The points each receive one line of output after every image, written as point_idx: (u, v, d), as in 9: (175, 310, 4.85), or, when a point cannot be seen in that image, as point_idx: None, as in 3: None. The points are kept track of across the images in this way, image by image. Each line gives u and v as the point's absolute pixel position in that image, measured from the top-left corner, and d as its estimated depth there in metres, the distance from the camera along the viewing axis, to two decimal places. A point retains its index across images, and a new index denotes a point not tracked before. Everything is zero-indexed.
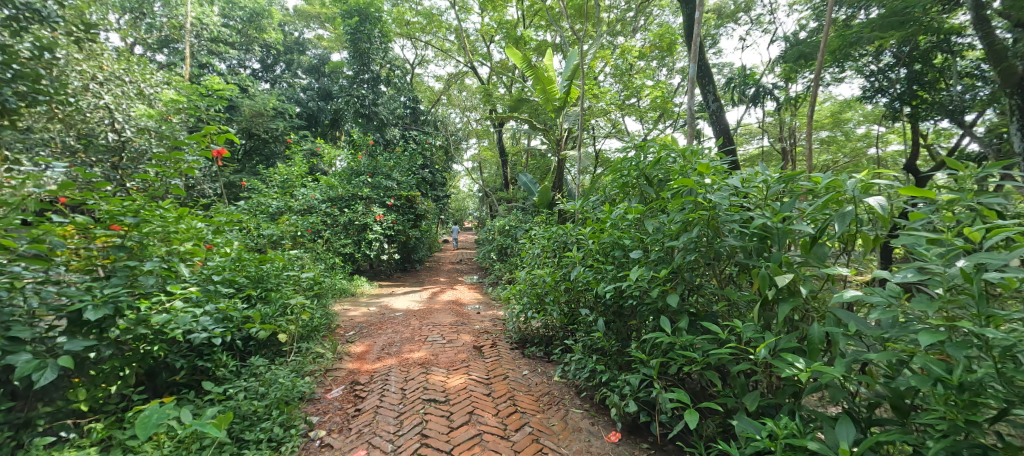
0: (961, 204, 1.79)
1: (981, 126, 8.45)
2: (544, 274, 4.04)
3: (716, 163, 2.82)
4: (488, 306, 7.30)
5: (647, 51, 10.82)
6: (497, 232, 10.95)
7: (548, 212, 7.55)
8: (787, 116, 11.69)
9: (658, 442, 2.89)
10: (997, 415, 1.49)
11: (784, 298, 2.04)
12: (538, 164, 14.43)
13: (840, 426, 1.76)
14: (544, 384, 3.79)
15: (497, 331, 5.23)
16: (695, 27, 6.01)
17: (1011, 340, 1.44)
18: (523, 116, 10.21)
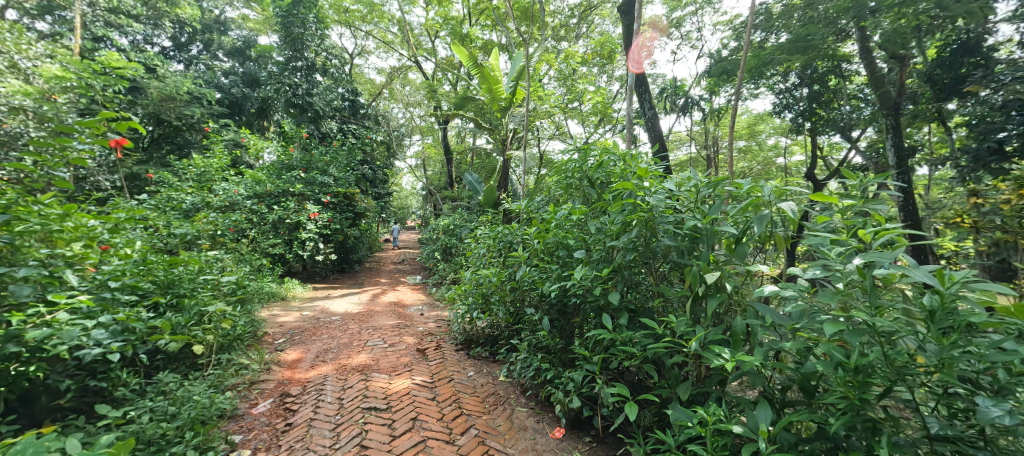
0: (856, 209, 2.07)
1: (863, 140, 11.09)
2: (489, 274, 4.07)
3: (655, 168, 3.02)
4: (432, 306, 7.22)
5: (589, 58, 11.54)
6: (440, 231, 10.90)
7: (494, 211, 7.67)
8: (711, 126, 14.58)
9: (600, 435, 3.01)
10: (884, 392, 1.73)
11: (712, 294, 2.23)
12: (481, 163, 14.62)
13: (760, 410, 1.96)
14: (489, 385, 3.79)
15: (441, 332, 5.16)
16: (635, 38, 6.38)
17: (895, 327, 1.68)
18: (468, 115, 10.30)
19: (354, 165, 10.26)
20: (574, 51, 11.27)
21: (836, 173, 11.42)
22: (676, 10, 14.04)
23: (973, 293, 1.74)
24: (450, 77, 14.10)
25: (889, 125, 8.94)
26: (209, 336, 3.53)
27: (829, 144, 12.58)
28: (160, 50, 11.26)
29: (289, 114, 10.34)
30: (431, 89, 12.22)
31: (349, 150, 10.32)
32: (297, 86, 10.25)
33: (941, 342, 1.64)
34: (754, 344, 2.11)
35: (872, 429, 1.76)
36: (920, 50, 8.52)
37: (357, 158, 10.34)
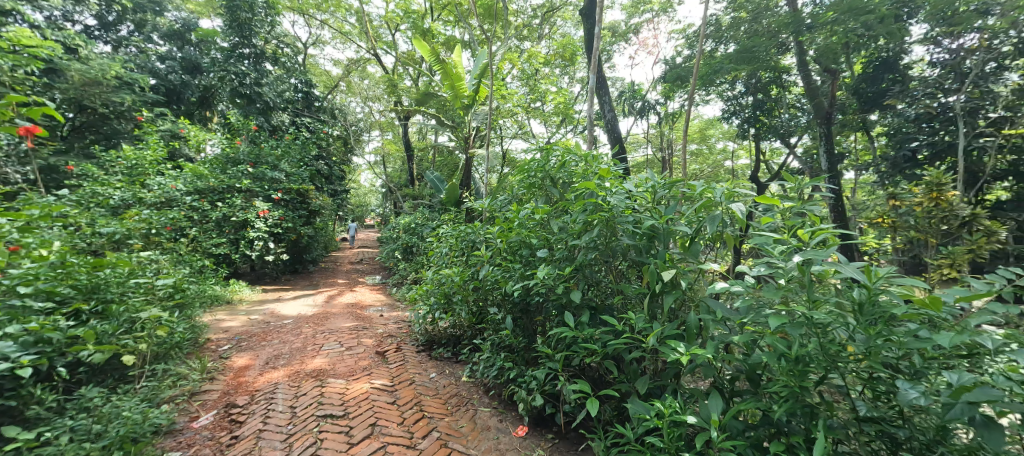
0: (795, 210, 2.23)
1: (800, 146, 12.23)
2: (450, 274, 4.04)
3: (616, 169, 3.13)
4: (393, 307, 7.05)
5: (551, 59, 11.80)
6: (401, 230, 10.67)
7: (458, 209, 7.64)
8: (666, 129, 15.47)
9: (562, 431, 3.05)
10: (821, 380, 1.87)
11: (669, 291, 2.34)
12: (442, 161, 14.46)
13: (711, 400, 2.07)
14: (452, 386, 3.75)
15: (402, 334, 5.06)
16: (598, 40, 6.53)
17: (830, 319, 1.82)
18: (430, 112, 10.23)
19: (308, 159, 9.82)
20: (537, 51, 11.44)
21: (777, 176, 12.33)
22: (634, 17, 14.60)
23: (895, 287, 1.91)
24: (409, 72, 13.85)
25: (823, 132, 9.91)
26: (142, 345, 3.23)
27: (771, 149, 13.63)
28: (82, 29, 10.29)
29: (235, 105, 9.70)
30: (390, 83, 11.92)
31: (302, 144, 9.88)
32: (245, 76, 9.59)
33: (868, 332, 1.78)
34: (707, 338, 2.22)
35: (811, 414, 1.89)
36: (847, 65, 9.58)
37: (312, 152, 9.91)
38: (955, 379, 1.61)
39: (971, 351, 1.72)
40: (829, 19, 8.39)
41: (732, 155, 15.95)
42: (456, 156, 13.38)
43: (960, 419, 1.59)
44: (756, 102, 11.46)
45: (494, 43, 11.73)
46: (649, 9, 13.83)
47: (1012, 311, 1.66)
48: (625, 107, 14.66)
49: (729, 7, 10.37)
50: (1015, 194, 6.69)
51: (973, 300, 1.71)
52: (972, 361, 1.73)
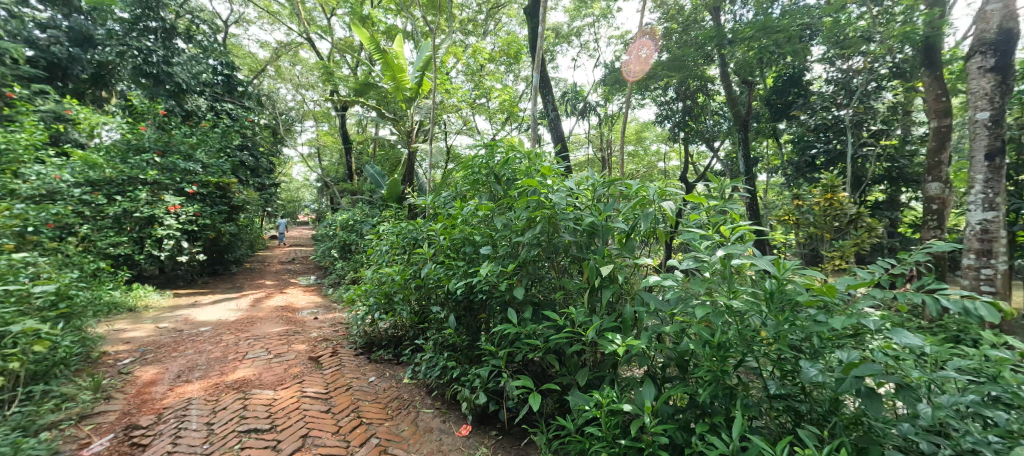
0: (718, 207, 2.43)
1: (724, 150, 13.21)
2: (390, 273, 3.96)
3: (558, 166, 3.22)
4: (328, 309, 6.80)
5: (496, 56, 11.89)
6: (338, 227, 10.26)
7: (399, 206, 7.53)
8: (606, 130, 16.12)
9: (505, 427, 3.10)
10: (739, 363, 2.04)
11: (607, 286, 2.46)
12: (383, 154, 14.04)
13: (644, 388, 2.20)
14: (393, 389, 3.69)
15: (338, 337, 4.92)
16: (541, 39, 6.62)
17: (747, 307, 2.00)
18: (370, 103, 9.98)
19: (228, 150, 9.02)
20: (481, 47, 11.45)
21: (703, 178, 13.25)
22: (576, 19, 14.99)
23: (800, 277, 2.11)
24: (347, 61, 13.31)
25: (741, 139, 10.55)
26: (12, 364, 3.06)
27: (699, 152, 14.63)
28: None
29: (139, 85, 8.83)
30: (325, 70, 11.37)
31: (222, 132, 9.13)
32: (151, 52, 8.79)
33: (778, 318, 1.96)
34: (641, 329, 2.36)
35: (731, 395, 2.06)
36: (762, 77, 10.51)
37: (234, 142, 9.26)
38: (846, 357, 1.80)
39: (857, 331, 1.94)
40: (747, 35, 8.80)
41: (664, 156, 16.94)
42: (398, 151, 13.11)
43: (850, 392, 1.80)
44: (685, 108, 12.16)
45: (438, 36, 11.61)
46: (590, 13, 14.31)
47: (889, 295, 1.91)
48: (567, 107, 15.07)
49: (662, 17, 10.94)
50: (888, 196, 9.32)
51: (859, 287, 1.94)
52: (857, 340, 1.95)
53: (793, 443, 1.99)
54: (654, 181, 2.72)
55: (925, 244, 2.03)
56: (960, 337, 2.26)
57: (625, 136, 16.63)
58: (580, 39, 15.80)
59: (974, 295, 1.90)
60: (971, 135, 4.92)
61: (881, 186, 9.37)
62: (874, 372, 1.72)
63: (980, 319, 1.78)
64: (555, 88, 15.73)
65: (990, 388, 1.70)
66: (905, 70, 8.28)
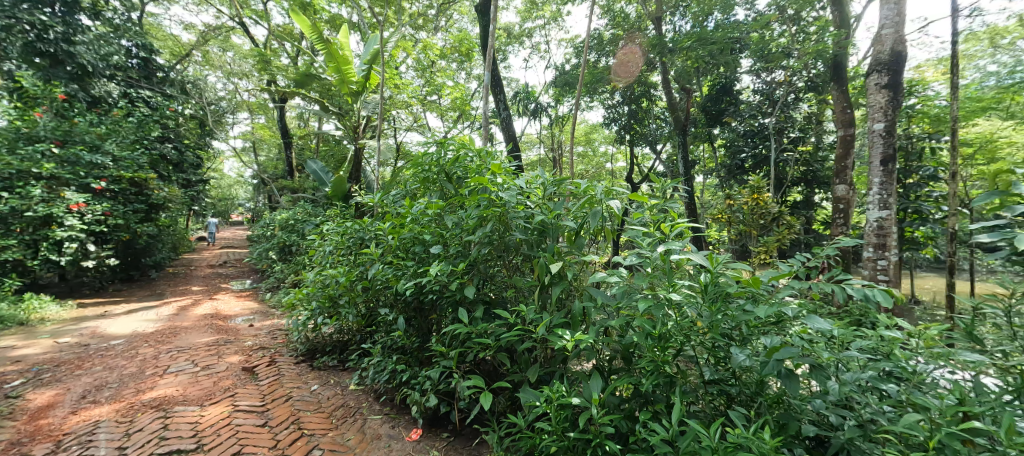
0: (659, 206, 2.57)
1: (665, 153, 13.87)
2: (336, 274, 3.85)
3: (509, 165, 3.27)
4: (264, 315, 6.52)
5: (447, 52, 11.82)
6: (277, 227, 9.77)
7: (345, 204, 7.32)
8: (556, 131, 16.44)
9: (457, 428, 3.11)
10: (678, 353, 2.17)
11: (557, 283, 2.53)
12: (327, 150, 13.51)
13: (592, 381, 2.28)
14: (338, 397, 3.60)
15: (276, 346, 4.77)
16: (491, 37, 6.65)
17: (685, 299, 2.12)
18: (312, 96, 9.60)
19: (147, 142, 8.53)
20: (431, 42, 11.33)
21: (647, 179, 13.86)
22: (527, 21, 15.19)
23: (730, 270, 2.27)
24: (287, 51, 12.70)
25: (681, 143, 11.10)
26: None
27: (643, 154, 15.28)
28: None
29: (31, 65, 7.90)
30: (262, 59, 10.81)
31: (138, 123, 8.62)
32: (48, 28, 7.99)
33: (711, 309, 2.10)
34: (590, 324, 2.45)
35: (671, 384, 2.18)
36: (699, 84, 11.13)
37: (153, 133, 8.65)
38: (768, 342, 1.95)
39: (778, 319, 2.11)
40: (685, 45, 9.27)
41: (612, 158, 17.56)
42: (344, 147, 12.72)
43: (773, 374, 1.96)
44: (631, 112, 12.57)
45: (387, 28, 11.40)
46: (541, 15, 14.55)
47: (805, 285, 2.10)
48: (518, 107, 15.26)
49: (609, 23, 11.27)
50: (805, 197, 10.34)
51: (779, 278, 2.11)
52: (779, 326, 2.12)
53: (724, 424, 2.14)
54: (600, 181, 2.84)
55: (834, 240, 2.26)
56: (860, 322, 2.54)
57: (574, 137, 17.07)
58: (530, 40, 15.97)
59: (874, 284, 2.13)
60: (869, 143, 5.80)
61: (798, 188, 10.43)
62: (793, 354, 1.88)
63: (878, 303, 1.99)
64: (506, 88, 15.85)
65: (885, 364, 1.92)
66: (818, 83, 9.42)
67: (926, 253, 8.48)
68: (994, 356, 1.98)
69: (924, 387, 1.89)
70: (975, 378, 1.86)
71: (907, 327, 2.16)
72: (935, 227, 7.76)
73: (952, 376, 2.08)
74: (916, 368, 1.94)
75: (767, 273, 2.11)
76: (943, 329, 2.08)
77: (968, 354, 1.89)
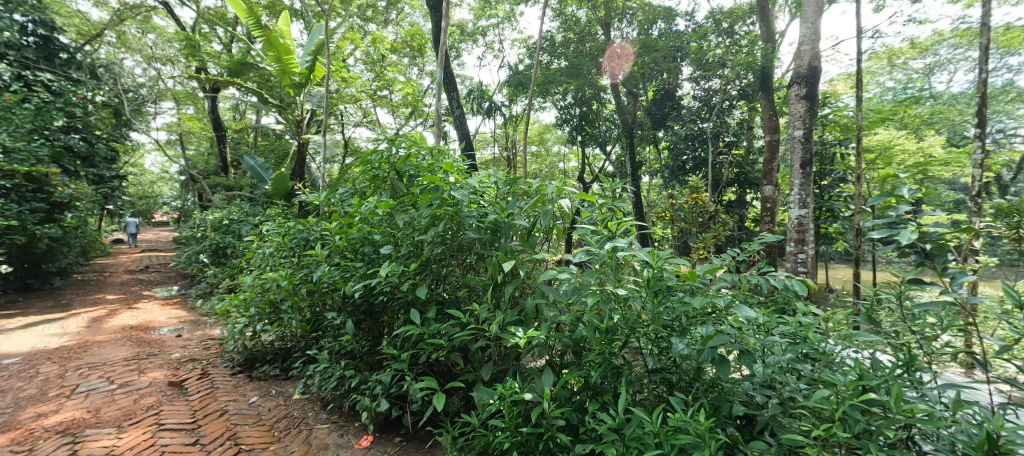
0: (607, 206, 2.68)
1: (614, 154, 14.37)
2: (277, 278, 3.70)
3: (462, 164, 3.28)
4: (194, 324, 6.13)
5: (398, 46, 11.67)
6: (208, 228, 9.18)
7: (288, 203, 7.05)
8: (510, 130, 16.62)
9: (410, 431, 3.07)
10: (624, 346, 2.26)
11: (509, 281, 2.58)
12: (266, 145, 12.86)
13: (544, 376, 2.33)
14: (281, 408, 3.47)
15: (209, 357, 4.52)
16: (444, 33, 6.62)
17: (630, 293, 2.22)
18: (248, 85, 9.08)
19: (47, 131, 7.90)
20: (382, 35, 11.13)
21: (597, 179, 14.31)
22: (480, 19, 15.21)
23: (670, 265, 2.40)
24: (221, 37, 11.94)
25: (629, 145, 11.54)
26: None
27: (593, 155, 15.76)
28: None
29: None
30: (189, 43, 10.15)
31: (35, 109, 7.94)
32: None
33: (654, 302, 2.20)
34: (541, 321, 2.51)
35: (617, 374, 2.27)
36: (645, 89, 11.63)
37: (54, 121, 8.07)
38: (703, 331, 2.08)
39: (712, 310, 2.25)
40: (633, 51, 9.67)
41: (564, 158, 18.02)
42: (287, 142, 12.22)
43: (707, 361, 2.08)
44: (582, 113, 12.86)
45: (334, 19, 11.09)
46: (494, 14, 14.66)
47: (736, 278, 2.25)
48: (472, 105, 15.30)
49: (561, 26, 11.53)
50: (738, 197, 11.10)
51: (714, 271, 2.25)
52: (714, 317, 2.26)
53: (665, 410, 2.25)
54: (551, 181, 2.91)
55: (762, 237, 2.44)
56: (784, 309, 2.77)
57: (528, 137, 17.33)
58: (484, 39, 16.04)
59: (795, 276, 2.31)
60: (791, 148, 6.32)
61: (732, 188, 11.11)
62: (724, 341, 2.00)
63: (797, 292, 2.18)
64: (460, 86, 15.85)
65: (803, 347, 2.11)
66: (749, 92, 10.25)
67: (839, 248, 9.39)
68: (889, 335, 2.23)
69: (833, 366, 2.09)
70: (872, 355, 2.08)
71: (819, 313, 2.38)
72: (845, 223, 8.56)
73: (858, 355, 2.32)
74: (824, 349, 2.14)
75: (702, 268, 2.25)
76: (849, 314, 2.32)
77: (867, 334, 2.11)
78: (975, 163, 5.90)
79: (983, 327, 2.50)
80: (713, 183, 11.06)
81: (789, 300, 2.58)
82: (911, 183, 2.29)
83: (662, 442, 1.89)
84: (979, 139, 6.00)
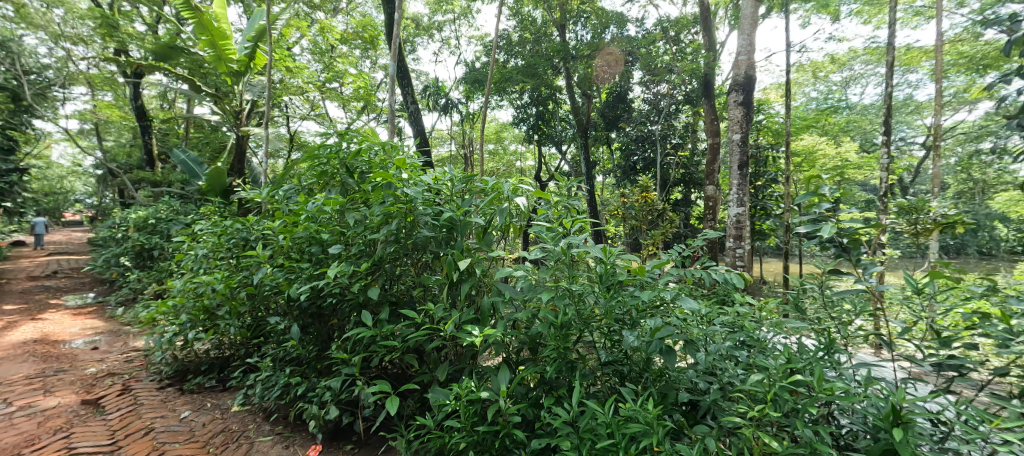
0: (561, 204, 2.74)
1: (567, 154, 14.63)
2: (211, 281, 3.50)
3: (414, 160, 3.24)
4: (111, 335, 5.68)
5: (350, 38, 11.35)
6: (130, 228, 8.48)
7: (227, 201, 6.69)
8: (467, 127, 16.57)
9: (362, 438, 3.00)
10: (577, 340, 2.32)
11: (465, 279, 2.58)
12: (200, 138, 12.08)
13: (500, 374, 2.35)
14: (217, 422, 3.30)
15: (130, 371, 4.22)
16: (397, 25, 6.49)
17: (584, 289, 2.28)
18: (179, 71, 8.52)
19: None
20: (332, 25, 10.78)
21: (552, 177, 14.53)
22: (436, 13, 15.03)
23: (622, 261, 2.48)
24: (147, 17, 11.02)
25: (583, 144, 11.80)
26: None
27: (548, 154, 16.01)
28: None
29: None
30: (106, 21, 9.30)
31: None
32: None
33: (606, 296, 2.27)
34: (498, 318, 2.54)
35: (571, 367, 2.33)
36: (599, 91, 11.95)
37: None
38: (652, 323, 2.17)
39: (660, 303, 2.35)
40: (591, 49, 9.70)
41: (520, 156, 18.20)
42: (227, 135, 11.58)
43: (655, 352, 2.17)
44: (538, 113, 12.97)
45: (279, 6, 10.62)
46: (450, 10, 14.55)
47: (681, 271, 2.37)
48: (428, 102, 15.10)
49: (517, 25, 11.61)
50: (683, 197, 11.64)
51: (661, 265, 2.36)
52: (662, 309, 2.37)
53: (617, 400, 2.34)
54: (506, 178, 2.93)
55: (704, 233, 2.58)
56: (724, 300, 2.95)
57: (484, 135, 17.33)
58: (439, 34, 15.87)
59: (733, 270, 2.45)
60: (729, 151, 6.69)
61: (678, 188, 11.85)
62: (670, 332, 2.11)
63: (735, 285, 2.32)
64: (414, 81, 15.59)
65: (740, 336, 2.25)
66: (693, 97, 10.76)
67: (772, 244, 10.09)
68: (813, 322, 2.43)
69: (766, 352, 2.25)
70: (799, 340, 2.25)
71: (754, 303, 2.56)
72: (777, 221, 9.22)
73: (787, 341, 2.51)
74: (759, 337, 2.30)
75: (651, 263, 2.35)
76: (779, 303, 2.51)
77: (794, 321, 2.29)
78: (882, 166, 6.50)
79: (888, 311, 2.80)
80: (661, 183, 11.62)
81: (728, 291, 2.75)
82: (831, 183, 2.51)
83: (614, 432, 1.96)
84: (887, 145, 6.65)
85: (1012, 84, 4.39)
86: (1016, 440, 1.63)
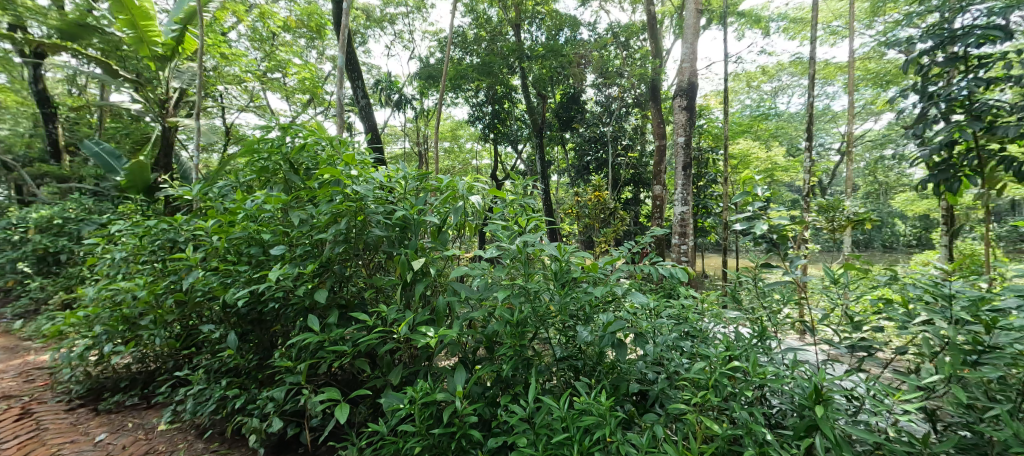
0: (515, 202, 2.77)
1: (522, 152, 14.72)
2: (133, 288, 3.25)
3: (365, 157, 3.17)
4: (3, 352, 5.11)
5: (295, 26, 10.89)
6: (29, 231, 7.64)
7: (151, 200, 6.24)
8: (422, 124, 16.32)
9: (307, 449, 2.91)
10: (531, 337, 2.35)
11: (419, 279, 2.55)
12: (118, 129, 11.12)
13: (455, 375, 2.35)
14: (140, 443, 3.09)
15: (31, 393, 3.84)
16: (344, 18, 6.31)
17: (539, 287, 2.32)
18: (93, 55, 7.80)
19: None
20: (277, 14, 10.35)
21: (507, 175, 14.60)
22: (388, 6, 14.70)
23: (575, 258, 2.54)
24: None
25: (537, 142, 11.89)
26: None
27: (505, 153, 16.07)
28: None
29: None
30: None
31: None
32: None
33: (561, 292, 2.33)
34: (453, 318, 2.52)
35: (527, 363, 2.37)
36: (552, 92, 12.16)
37: None
38: (604, 317, 2.25)
39: (611, 298, 2.44)
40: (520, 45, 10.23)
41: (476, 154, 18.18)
42: (152, 127, 10.78)
43: (608, 345, 2.24)
44: (494, 112, 12.89)
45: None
46: (404, 3, 14.32)
47: (630, 267, 2.46)
48: (380, 97, 14.76)
49: (473, 22, 11.55)
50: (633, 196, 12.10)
51: (612, 261, 2.44)
52: (612, 303, 2.45)
53: (571, 395, 2.40)
54: (461, 176, 2.93)
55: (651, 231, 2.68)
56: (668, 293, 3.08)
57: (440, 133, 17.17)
58: (392, 27, 15.51)
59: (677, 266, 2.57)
60: (674, 153, 6.98)
61: (629, 188, 12.30)
62: (621, 325, 2.19)
63: (679, 280, 2.44)
64: (365, 75, 15.17)
65: (684, 327, 2.37)
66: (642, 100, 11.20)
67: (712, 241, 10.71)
68: (748, 311, 2.60)
69: (707, 341, 2.39)
70: (736, 329, 2.40)
71: (696, 296, 2.72)
72: (717, 219, 9.84)
73: (724, 331, 2.67)
74: (700, 327, 2.45)
75: (603, 260, 2.44)
76: (719, 295, 2.68)
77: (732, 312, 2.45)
78: (805, 169, 6.99)
79: (810, 300, 3.06)
80: (612, 182, 12.04)
81: (674, 285, 2.90)
82: (763, 184, 2.68)
83: (569, 426, 2.01)
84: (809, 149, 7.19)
85: (908, 99, 4.75)
86: (915, 410, 1.82)
